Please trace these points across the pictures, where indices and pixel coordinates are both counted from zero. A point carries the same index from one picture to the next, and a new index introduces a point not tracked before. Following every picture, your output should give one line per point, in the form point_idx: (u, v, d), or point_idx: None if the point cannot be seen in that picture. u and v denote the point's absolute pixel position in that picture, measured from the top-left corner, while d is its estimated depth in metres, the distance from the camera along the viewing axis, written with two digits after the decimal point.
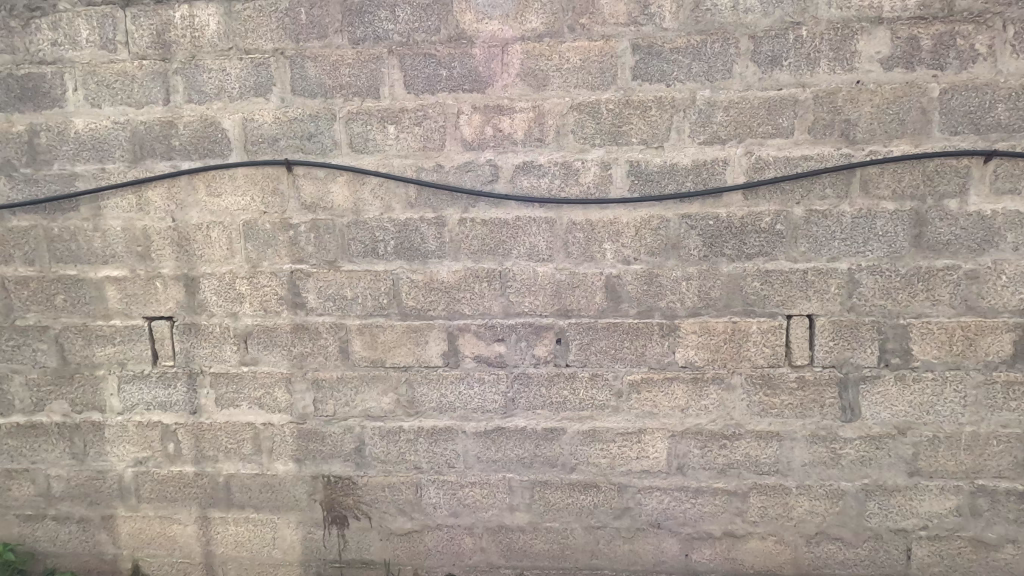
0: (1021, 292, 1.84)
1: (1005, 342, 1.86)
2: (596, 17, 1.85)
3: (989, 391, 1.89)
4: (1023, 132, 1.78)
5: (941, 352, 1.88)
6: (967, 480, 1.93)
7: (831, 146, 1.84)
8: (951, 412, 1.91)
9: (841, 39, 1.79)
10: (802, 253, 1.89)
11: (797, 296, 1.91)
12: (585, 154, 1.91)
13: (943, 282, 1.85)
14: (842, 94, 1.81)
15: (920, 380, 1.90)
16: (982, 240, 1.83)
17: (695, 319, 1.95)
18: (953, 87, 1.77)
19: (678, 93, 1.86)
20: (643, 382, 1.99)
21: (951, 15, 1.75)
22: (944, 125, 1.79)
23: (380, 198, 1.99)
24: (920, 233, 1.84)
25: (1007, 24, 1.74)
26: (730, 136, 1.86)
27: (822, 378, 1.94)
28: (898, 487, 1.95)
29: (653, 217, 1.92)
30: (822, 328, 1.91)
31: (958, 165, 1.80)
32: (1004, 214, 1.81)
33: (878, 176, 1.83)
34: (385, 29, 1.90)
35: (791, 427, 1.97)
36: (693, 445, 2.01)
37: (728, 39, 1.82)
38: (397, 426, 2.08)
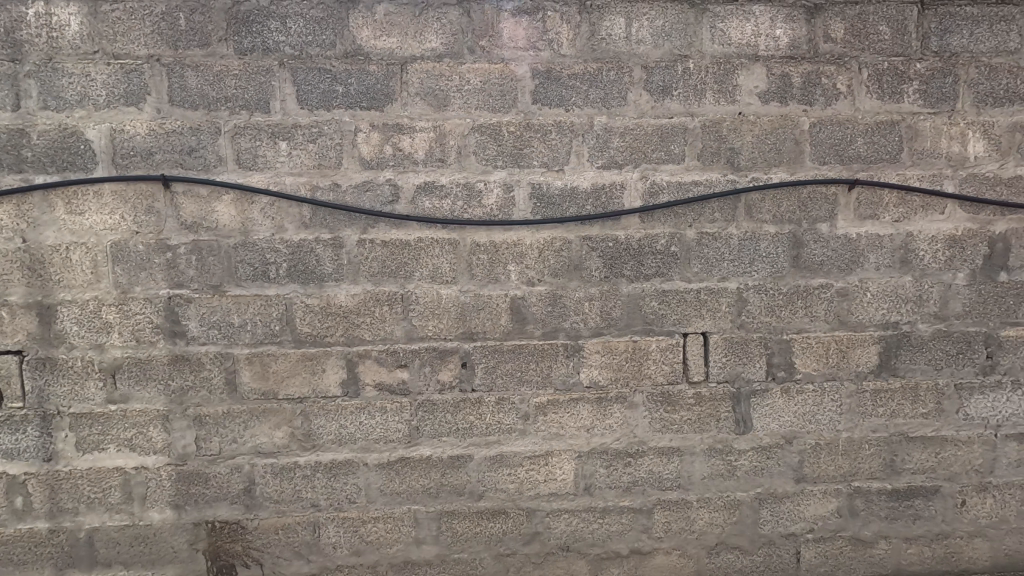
0: (883, 307, 2.02)
1: (872, 353, 2.04)
2: (496, 40, 1.86)
3: (860, 399, 2.05)
4: (879, 164, 1.97)
5: (820, 364, 2.03)
6: (846, 483, 2.08)
7: (718, 172, 1.95)
8: (830, 420, 2.05)
9: (724, 73, 1.91)
10: (695, 273, 1.97)
11: (692, 315, 1.99)
12: (487, 175, 1.90)
13: (819, 299, 2.01)
14: (726, 124, 1.93)
15: (803, 391, 2.04)
16: (849, 261, 2.00)
17: (598, 339, 1.98)
18: (820, 122, 1.94)
19: (576, 118, 1.90)
20: (550, 404, 1.99)
21: (816, 56, 1.92)
22: (814, 155, 1.95)
23: (270, 218, 1.86)
24: (797, 254, 1.99)
25: (863, 67, 1.93)
26: (626, 161, 1.93)
27: (717, 393, 2.02)
28: (787, 494, 2.07)
29: (555, 239, 1.94)
30: (715, 345, 2.00)
31: (827, 192, 1.97)
32: (866, 237, 1.99)
33: (760, 202, 1.96)
34: (275, 40, 1.80)
35: (690, 441, 2.03)
36: (599, 464, 2.02)
37: (622, 69, 1.89)
38: (291, 462, 1.94)
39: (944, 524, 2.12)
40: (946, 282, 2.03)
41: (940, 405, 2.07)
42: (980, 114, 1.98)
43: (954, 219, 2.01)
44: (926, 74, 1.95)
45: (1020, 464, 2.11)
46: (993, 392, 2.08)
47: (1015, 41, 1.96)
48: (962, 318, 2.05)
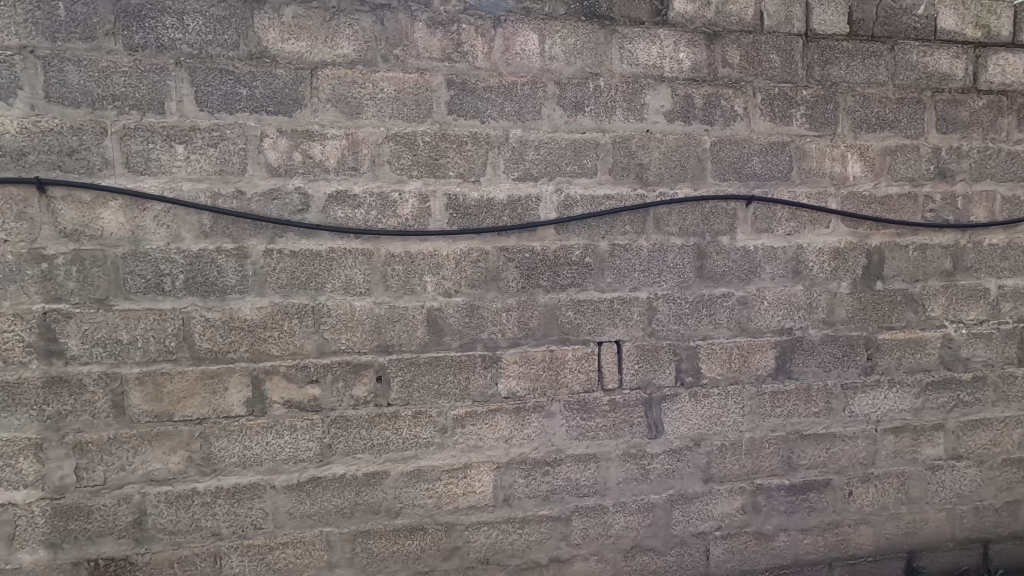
0: (778, 314, 2.17)
1: (770, 357, 2.18)
2: (410, 49, 1.84)
3: (760, 401, 2.19)
4: (772, 181, 2.13)
5: (724, 369, 2.15)
6: (749, 481, 2.21)
7: (628, 187, 2.03)
8: (734, 422, 2.17)
9: (632, 92, 2.00)
10: (608, 283, 2.04)
11: (605, 324, 2.04)
12: (402, 185, 1.88)
13: (721, 307, 2.13)
14: (635, 141, 2.01)
15: (709, 395, 2.14)
16: (748, 272, 2.14)
17: (516, 349, 1.99)
18: (720, 141, 2.07)
19: (492, 130, 1.92)
20: (468, 416, 1.97)
21: (715, 79, 2.05)
22: (716, 172, 2.08)
23: (165, 226, 1.74)
24: (702, 265, 2.10)
25: (756, 91, 2.09)
26: (541, 174, 1.96)
27: (630, 400, 2.09)
28: (696, 494, 2.16)
29: (472, 250, 1.93)
30: (628, 353, 2.07)
31: (727, 207, 2.10)
32: (763, 249, 2.14)
33: (667, 215, 2.06)
34: (171, 37, 1.70)
35: (605, 448, 2.08)
36: (518, 474, 2.03)
37: (536, 84, 1.93)
38: (189, 489, 1.80)
39: (835, 514, 2.30)
40: (832, 291, 2.21)
41: (830, 404, 2.25)
42: (857, 138, 2.19)
43: (838, 233, 2.20)
44: (811, 100, 2.13)
45: (897, 455, 2.33)
46: (873, 390, 2.28)
47: (883, 74, 2.18)
48: (846, 323, 2.24)
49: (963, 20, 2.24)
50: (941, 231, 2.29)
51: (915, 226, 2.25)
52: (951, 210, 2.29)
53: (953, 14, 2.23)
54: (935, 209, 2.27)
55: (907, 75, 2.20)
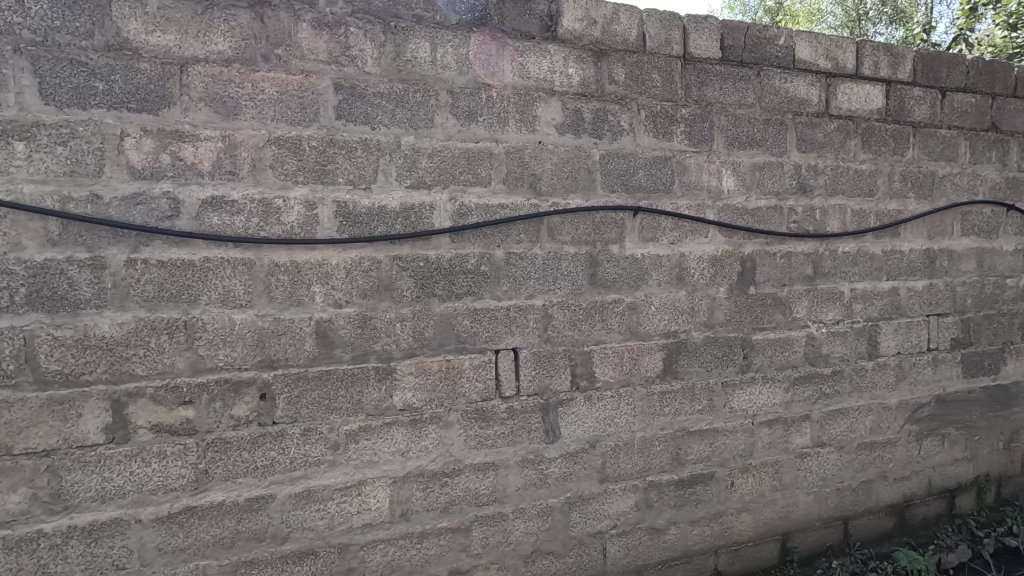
0: (665, 318, 2.31)
1: (658, 359, 2.31)
2: (294, 50, 1.77)
3: (650, 401, 2.31)
4: (656, 194, 2.27)
5: (616, 372, 2.25)
6: (641, 478, 2.31)
7: (522, 196, 2.07)
8: (626, 422, 2.27)
9: (524, 104, 2.05)
10: (504, 291, 2.06)
11: (502, 332, 2.06)
12: (287, 191, 1.78)
13: (612, 313, 2.23)
14: (527, 152, 2.06)
15: (602, 398, 2.23)
16: (636, 279, 2.26)
17: (411, 360, 1.96)
18: (608, 154, 2.18)
19: (383, 137, 1.88)
20: (361, 431, 1.90)
21: (602, 95, 2.16)
22: (605, 183, 2.18)
23: (2, 234, 1.53)
24: (593, 272, 2.19)
25: (640, 108, 2.22)
26: (435, 182, 1.95)
27: (528, 406, 2.12)
28: (593, 494, 2.23)
29: (364, 258, 1.88)
30: (525, 359, 2.10)
31: (616, 217, 2.20)
32: (649, 257, 2.27)
33: (560, 224, 2.12)
34: (8, 21, 1.51)
35: (504, 455, 2.09)
36: (416, 488, 1.98)
37: (429, 91, 1.92)
38: (33, 531, 1.58)
39: (719, 505, 2.46)
40: (711, 296, 2.39)
41: (712, 401, 2.41)
42: (730, 154, 2.38)
43: (715, 242, 2.38)
44: (689, 118, 2.29)
45: (771, 446, 2.54)
46: (749, 386, 2.48)
47: (752, 97, 2.39)
48: (725, 325, 2.42)
49: (816, 52, 2.51)
50: (803, 240, 2.54)
51: (781, 236, 2.48)
52: (811, 222, 2.54)
53: (808, 46, 2.49)
54: (797, 220, 2.52)
55: (772, 98, 2.43)
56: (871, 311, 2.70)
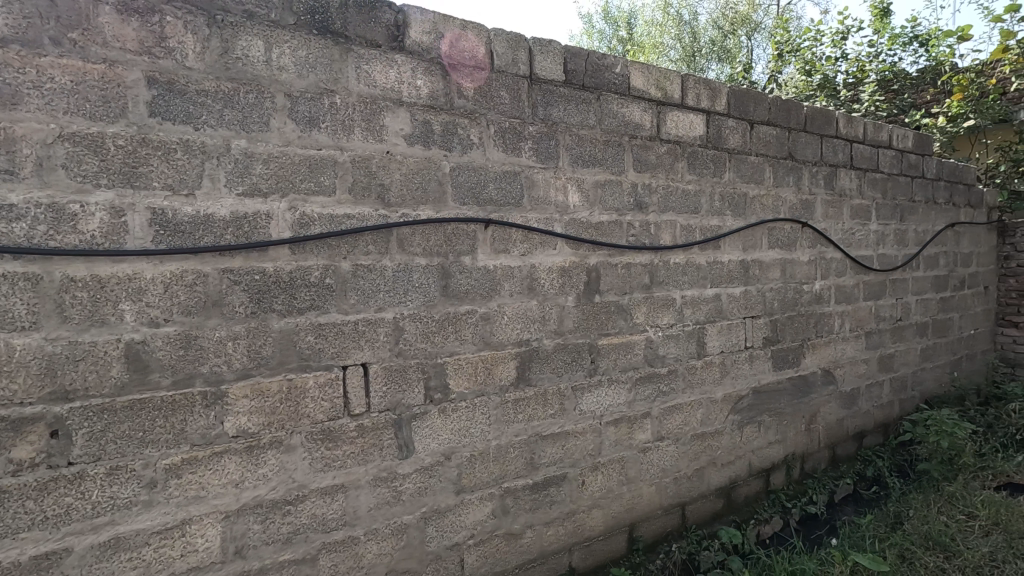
0: (517, 327, 2.39)
1: (511, 367, 2.38)
2: (94, 35, 1.56)
3: (504, 408, 2.37)
4: (507, 207, 2.34)
5: (470, 382, 2.27)
6: (497, 485, 2.35)
7: (370, 207, 2.01)
8: (481, 431, 2.30)
9: (371, 113, 2.01)
10: (352, 305, 1.99)
11: (350, 347, 1.99)
12: (86, 195, 1.55)
13: (466, 324, 2.25)
14: (375, 161, 2.02)
15: (457, 409, 2.24)
16: (489, 289, 2.30)
17: (245, 382, 1.80)
18: (459, 167, 2.21)
19: (208, 139, 1.72)
20: (185, 464, 1.71)
21: (451, 109, 2.19)
22: (456, 196, 2.20)
23: None
24: (446, 284, 2.19)
25: (489, 123, 2.28)
26: (272, 190, 1.83)
27: (379, 422, 2.05)
28: (449, 507, 2.22)
29: (186, 272, 1.69)
30: (375, 375, 2.04)
31: (468, 229, 2.23)
32: (501, 268, 2.33)
33: (411, 236, 2.10)
34: None
35: (354, 476, 2.01)
36: (252, 521, 1.82)
37: (263, 93, 1.80)
38: None
39: (572, 503, 2.58)
40: (560, 304, 2.51)
41: (563, 405, 2.53)
42: (575, 172, 2.53)
43: (563, 254, 2.51)
44: (535, 136, 2.41)
45: (617, 443, 2.73)
46: (596, 389, 2.64)
47: (592, 119, 2.58)
48: (573, 332, 2.56)
49: (648, 82, 2.77)
50: (640, 252, 2.77)
51: (622, 248, 2.69)
52: (647, 235, 2.79)
53: (641, 76, 2.74)
54: (635, 234, 2.75)
55: (610, 121, 2.64)
56: (699, 315, 3.03)
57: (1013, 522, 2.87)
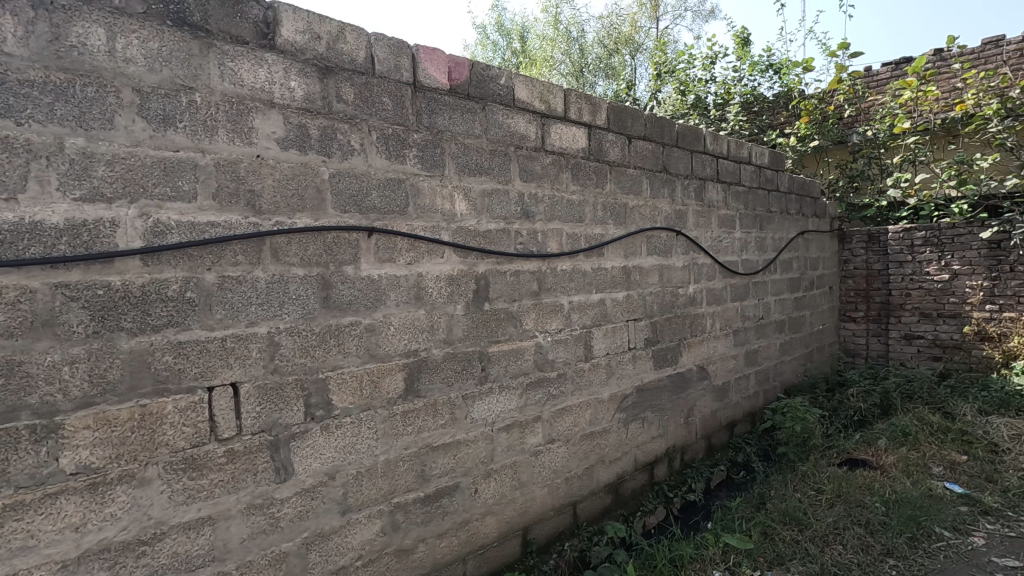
0: (404, 338, 2.34)
1: (399, 379, 2.33)
2: None
3: (392, 422, 2.30)
4: (391, 215, 2.29)
5: (355, 397, 2.18)
6: (387, 502, 2.28)
7: (238, 214, 1.87)
8: (368, 447, 2.22)
9: (237, 113, 1.87)
10: (218, 320, 1.83)
11: (217, 366, 1.83)
12: None
13: (349, 336, 2.17)
14: (244, 165, 1.88)
15: (341, 425, 2.14)
16: (374, 299, 2.23)
17: (86, 412, 1.59)
18: (338, 173, 2.12)
19: (35, 135, 1.51)
20: (7, 510, 1.47)
21: (329, 113, 2.10)
22: (336, 203, 2.11)
23: None
24: (326, 295, 2.09)
25: (371, 129, 2.22)
26: (118, 194, 1.64)
27: (252, 446, 1.91)
28: (333, 529, 2.12)
29: (8, 288, 1.47)
30: (247, 395, 1.89)
31: (350, 238, 2.15)
32: (386, 278, 2.27)
33: (286, 245, 1.98)
34: None
35: (223, 506, 1.85)
36: (97, 568, 1.61)
37: (105, 87, 1.61)
38: None
39: (465, 513, 2.57)
40: (449, 313, 2.50)
41: (454, 414, 2.52)
42: (462, 180, 2.54)
43: (451, 262, 2.50)
44: (420, 144, 2.39)
45: (509, 449, 2.76)
46: (487, 396, 2.66)
47: (478, 128, 2.61)
48: (463, 340, 2.56)
49: (532, 94, 2.86)
50: (528, 260, 2.84)
51: (510, 256, 2.74)
52: (534, 243, 2.87)
53: (525, 88, 2.82)
54: (523, 242, 2.81)
55: (496, 131, 2.68)
56: (585, 319, 3.16)
57: (852, 493, 3.28)
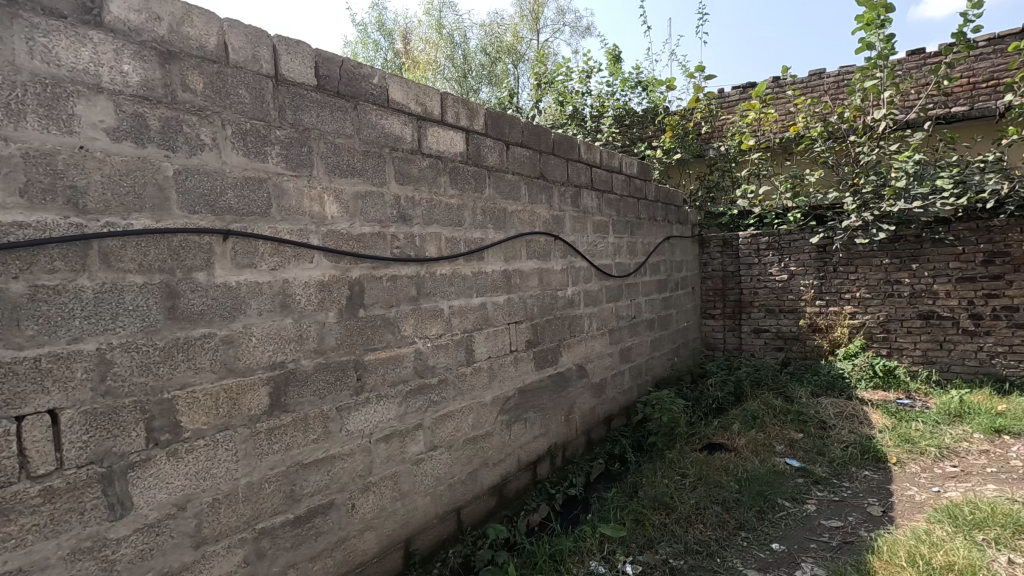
0: (269, 349, 2.17)
1: (263, 395, 2.15)
2: None
3: (255, 441, 2.12)
4: (251, 217, 2.11)
5: (209, 417, 1.98)
6: (250, 529, 2.10)
7: (55, 214, 1.62)
8: (226, 471, 2.03)
9: (53, 97, 1.62)
10: (28, 337, 1.57)
11: (28, 391, 1.57)
12: None
13: (202, 350, 1.96)
14: (63, 158, 1.64)
15: (193, 450, 1.93)
16: (231, 309, 2.05)
17: None
18: (186, 169, 1.92)
19: None
20: None
21: (173, 102, 1.89)
22: (182, 203, 1.91)
23: None
24: (171, 305, 1.88)
25: (225, 123, 2.04)
26: None
27: (78, 480, 1.65)
28: (185, 566, 1.90)
29: None
30: (69, 423, 1.64)
31: (201, 241, 1.95)
32: (245, 284, 2.09)
33: (120, 249, 1.75)
34: None
35: (38, 554, 1.58)
36: None
37: None
38: None
39: (341, 531, 2.43)
40: (320, 321, 2.37)
41: (327, 428, 2.38)
42: (332, 181, 2.42)
43: (321, 267, 2.37)
44: (284, 141, 2.23)
45: (388, 459, 2.67)
46: (364, 407, 2.55)
47: (349, 128, 2.50)
48: (336, 350, 2.43)
49: (408, 95, 2.80)
50: (406, 264, 2.77)
51: (386, 260, 2.66)
52: (412, 247, 2.81)
53: (400, 89, 2.76)
54: (400, 246, 2.74)
55: (369, 132, 2.59)
56: (466, 323, 3.16)
57: (712, 475, 3.60)
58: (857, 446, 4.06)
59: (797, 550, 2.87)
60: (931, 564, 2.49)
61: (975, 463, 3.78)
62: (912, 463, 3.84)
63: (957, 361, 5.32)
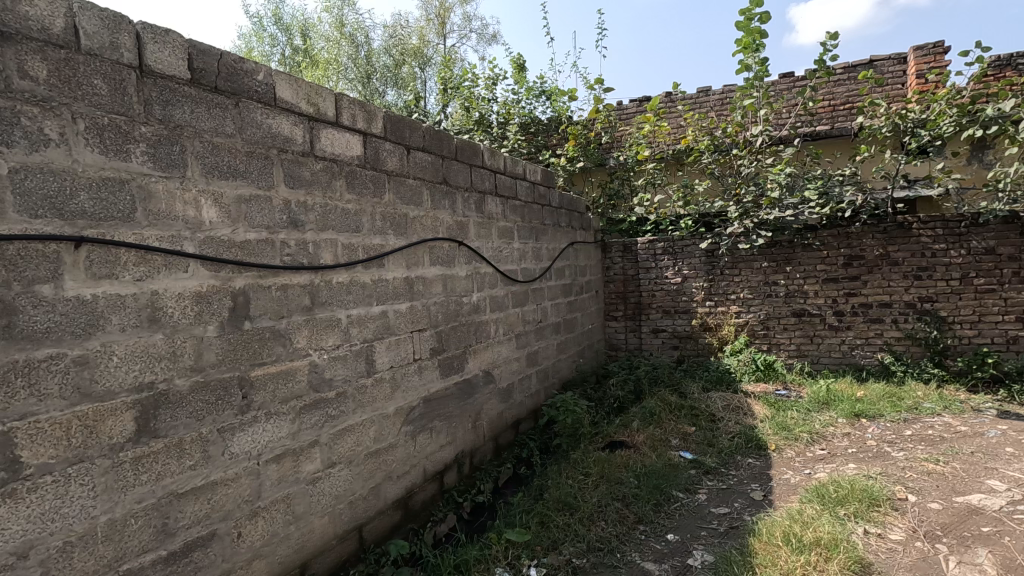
0: (134, 369, 1.96)
1: (127, 420, 1.93)
2: None
3: (117, 473, 1.90)
4: (109, 223, 1.90)
5: (58, 449, 1.74)
6: (112, 572, 1.87)
7: None
8: (81, 508, 1.80)
9: None
10: None
11: None
12: None
13: (49, 373, 1.73)
14: None
15: (36, 488, 1.69)
16: (85, 325, 1.82)
17: None
18: (24, 168, 1.68)
19: None
20: None
21: (7, 90, 1.66)
22: (21, 206, 1.67)
23: None
24: (6, 324, 1.64)
25: (76, 116, 1.81)
26: None
27: None
28: None
29: None
30: None
31: (45, 250, 1.72)
32: (104, 298, 1.87)
33: None
34: None
35: None
36: None
37: None
38: None
39: (225, 563, 2.24)
40: (197, 336, 2.17)
41: (206, 452, 2.19)
42: (209, 184, 2.23)
43: (198, 277, 2.17)
44: (150, 139, 2.03)
45: (280, 481, 2.50)
46: (250, 426, 2.37)
47: (230, 126, 2.32)
48: (216, 366, 2.24)
49: (297, 94, 2.66)
50: (298, 273, 2.61)
51: (274, 269, 2.49)
52: (304, 255, 2.66)
53: (289, 87, 2.61)
54: (290, 253, 2.58)
55: (253, 132, 2.42)
56: (366, 333, 3.04)
57: (613, 472, 3.74)
58: (741, 436, 4.39)
59: (689, 538, 3.04)
60: (803, 541, 2.73)
61: (839, 445, 4.22)
62: (789, 449, 4.21)
63: (825, 353, 5.93)
